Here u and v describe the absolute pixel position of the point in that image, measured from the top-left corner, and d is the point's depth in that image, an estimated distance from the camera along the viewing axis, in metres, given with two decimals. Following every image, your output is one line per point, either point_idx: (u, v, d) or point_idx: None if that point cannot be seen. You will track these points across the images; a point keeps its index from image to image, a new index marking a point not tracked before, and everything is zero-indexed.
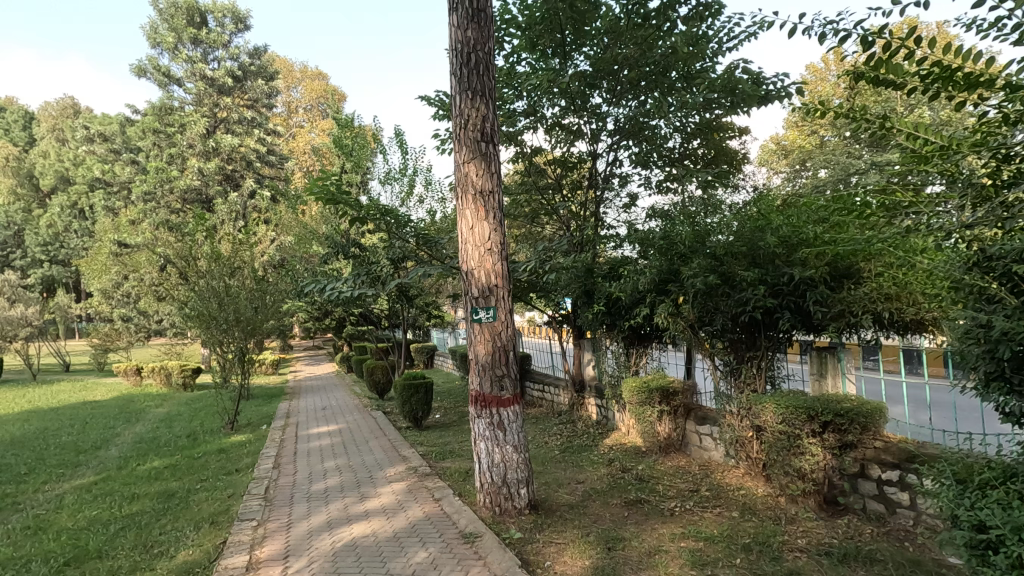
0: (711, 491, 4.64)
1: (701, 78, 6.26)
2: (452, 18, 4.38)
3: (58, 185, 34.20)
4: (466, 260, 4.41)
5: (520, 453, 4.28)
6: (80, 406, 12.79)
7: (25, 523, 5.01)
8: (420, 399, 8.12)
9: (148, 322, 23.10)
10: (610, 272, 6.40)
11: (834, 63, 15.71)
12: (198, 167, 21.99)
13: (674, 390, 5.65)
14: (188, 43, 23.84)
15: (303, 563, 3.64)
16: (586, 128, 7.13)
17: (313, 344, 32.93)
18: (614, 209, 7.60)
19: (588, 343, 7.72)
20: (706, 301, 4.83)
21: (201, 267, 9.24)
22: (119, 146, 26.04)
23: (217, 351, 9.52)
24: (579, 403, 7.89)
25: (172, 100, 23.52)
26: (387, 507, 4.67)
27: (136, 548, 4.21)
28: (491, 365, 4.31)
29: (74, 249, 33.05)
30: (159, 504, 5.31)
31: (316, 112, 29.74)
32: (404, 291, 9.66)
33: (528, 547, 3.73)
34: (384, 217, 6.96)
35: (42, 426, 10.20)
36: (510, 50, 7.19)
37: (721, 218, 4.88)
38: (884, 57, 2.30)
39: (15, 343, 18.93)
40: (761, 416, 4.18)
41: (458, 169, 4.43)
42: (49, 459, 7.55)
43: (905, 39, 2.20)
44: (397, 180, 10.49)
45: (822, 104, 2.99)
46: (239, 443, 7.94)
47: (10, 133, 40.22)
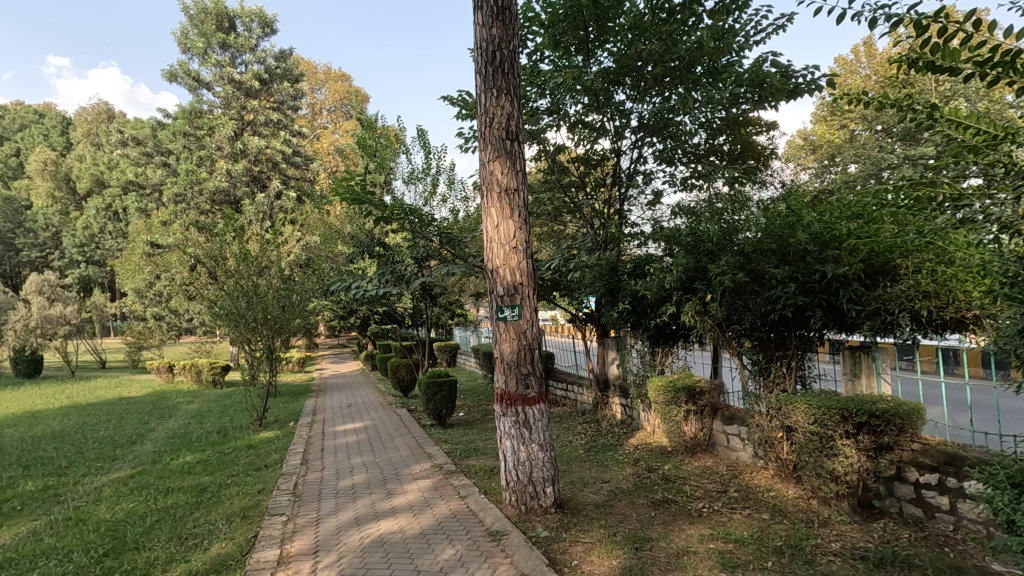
0: (740, 493, 4.56)
1: (728, 72, 6.15)
2: (477, 17, 4.39)
3: (93, 188, 35.41)
4: (490, 259, 4.41)
5: (546, 452, 4.27)
6: (116, 402, 13.20)
7: (66, 515, 5.18)
8: (444, 398, 8.17)
9: (179, 321, 23.76)
10: (635, 270, 6.35)
11: (864, 55, 15.27)
12: (226, 169, 22.50)
13: (701, 390, 5.56)
14: (216, 47, 24.40)
15: (332, 558, 3.69)
16: (609, 125, 7.05)
17: (337, 343, 33.42)
18: (638, 207, 7.53)
19: (613, 342, 7.68)
20: (734, 298, 4.74)
21: (230, 267, 9.44)
22: (150, 149, 26.77)
23: (246, 349, 9.71)
24: (603, 403, 7.86)
25: (202, 104, 24.29)
26: (413, 504, 4.70)
27: (171, 540, 4.32)
28: (516, 364, 4.30)
29: (109, 251, 34.08)
30: (192, 497, 5.45)
31: (339, 113, 30.09)
32: (428, 290, 9.74)
33: (555, 546, 3.72)
34: (408, 217, 7.01)
35: (82, 421, 10.57)
36: (533, 48, 7.16)
37: (749, 216, 4.80)
38: (939, 42, 2.19)
39: (55, 341, 19.61)
40: (792, 416, 4.09)
41: (483, 167, 4.44)
42: (88, 453, 7.80)
43: (964, 22, 2.09)
44: (420, 180, 10.55)
45: (853, 96, 2.89)
46: (267, 439, 8.10)
47: (48, 138, 41.65)
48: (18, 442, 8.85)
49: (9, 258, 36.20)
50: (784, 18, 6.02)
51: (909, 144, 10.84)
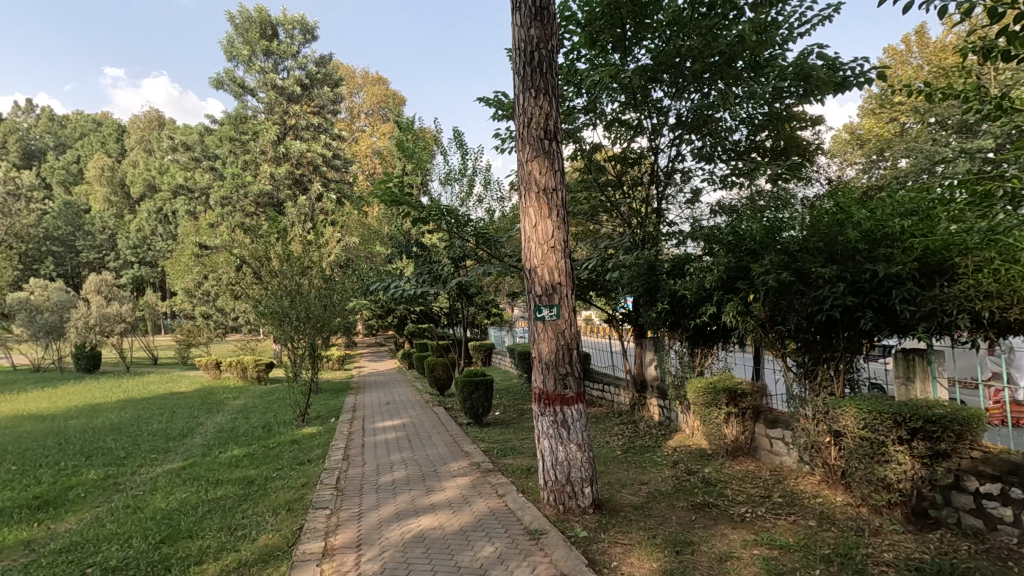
0: (785, 498, 4.43)
1: (771, 66, 6.00)
2: (515, 18, 4.41)
3: (146, 192, 37.17)
4: (528, 258, 4.43)
5: (584, 452, 4.26)
6: (168, 396, 13.83)
7: (125, 502, 5.47)
8: (481, 397, 8.22)
9: (225, 319, 24.67)
10: (673, 269, 6.25)
11: (916, 45, 14.60)
12: (270, 172, 23.24)
13: (743, 392, 5.42)
14: (260, 54, 25.26)
15: (375, 552, 3.77)
16: (646, 123, 6.98)
17: (375, 342, 34.09)
18: (677, 205, 7.41)
19: (650, 342, 7.60)
20: (778, 299, 4.59)
21: (274, 267, 9.75)
22: (199, 154, 27.91)
23: (289, 346, 10.01)
24: (640, 403, 7.79)
25: (247, 109, 25.18)
26: (452, 501, 4.75)
27: (222, 529, 4.50)
28: (555, 364, 4.30)
29: (160, 252, 35.57)
30: (240, 489, 5.66)
31: (377, 116, 30.64)
32: (464, 290, 9.84)
33: (594, 547, 3.70)
34: (445, 217, 7.12)
35: (137, 414, 11.11)
36: (570, 47, 7.15)
37: (795, 214, 4.70)
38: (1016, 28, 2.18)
39: (112, 337, 20.68)
40: (840, 421, 3.96)
41: (521, 167, 4.46)
42: (144, 445, 8.20)
43: None
44: (456, 180, 10.66)
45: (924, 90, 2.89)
46: (310, 435, 8.33)
47: (105, 146, 43.92)
48: (81, 433, 9.38)
49: (70, 258, 38.30)
50: (830, 8, 5.83)
51: (966, 137, 10.30)
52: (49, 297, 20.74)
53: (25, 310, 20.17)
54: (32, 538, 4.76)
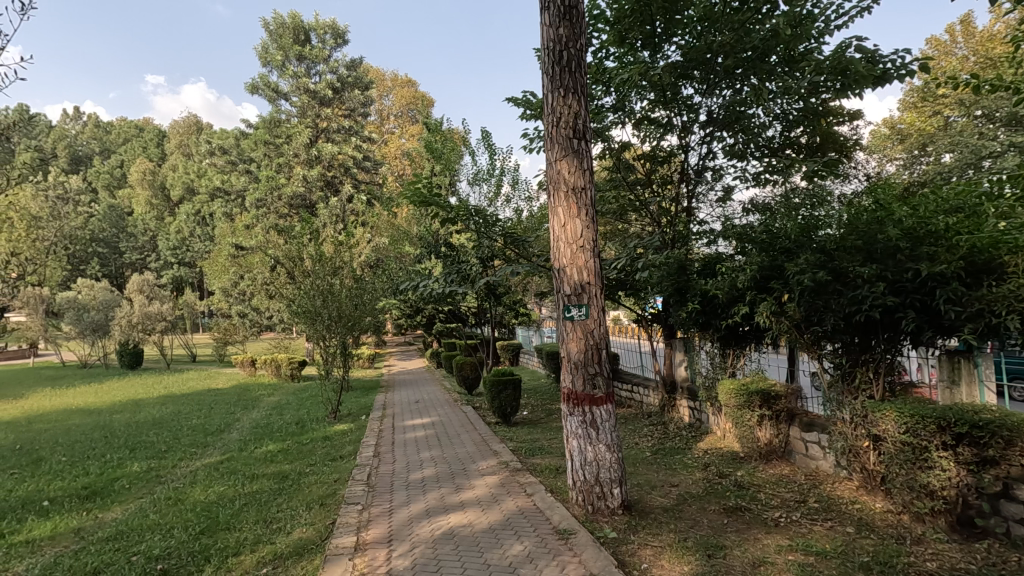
0: (821, 503, 4.32)
1: (807, 59, 5.84)
2: (544, 18, 4.41)
3: (185, 196, 38.43)
4: (557, 258, 4.42)
5: (613, 452, 4.23)
6: (206, 393, 14.27)
7: (167, 494, 5.67)
8: (509, 396, 8.24)
9: (260, 318, 25.30)
10: (704, 269, 6.15)
11: (961, 34, 14.01)
12: (302, 175, 23.79)
13: (777, 394, 5.31)
14: (293, 59, 25.86)
15: (406, 548, 3.83)
16: (676, 120, 6.90)
17: (403, 341, 34.48)
18: (708, 204, 7.30)
19: (680, 342, 7.50)
20: (814, 299, 4.47)
21: (307, 267, 9.97)
22: (235, 157, 28.73)
23: (320, 345, 10.21)
24: (670, 405, 7.70)
25: (281, 113, 25.80)
26: (481, 499, 4.79)
27: (258, 522, 4.63)
28: (583, 364, 4.28)
29: (198, 253, 36.68)
30: (275, 483, 5.80)
31: (406, 118, 30.98)
32: (492, 290, 9.87)
33: (623, 548, 3.67)
34: (473, 217, 7.17)
35: (177, 409, 11.51)
36: (599, 46, 7.11)
37: (831, 211, 4.60)
38: None
39: (154, 335, 21.47)
40: (880, 425, 3.87)
41: (550, 167, 4.45)
42: (184, 439, 8.50)
43: None
44: (485, 180, 10.71)
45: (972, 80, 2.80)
46: (342, 431, 8.49)
47: (146, 151, 45.58)
48: (125, 427, 9.76)
49: (114, 259, 39.88)
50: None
51: (1016, 129, 9.81)
52: (95, 296, 21.63)
53: (72, 309, 21.08)
54: (81, 526, 4.98)
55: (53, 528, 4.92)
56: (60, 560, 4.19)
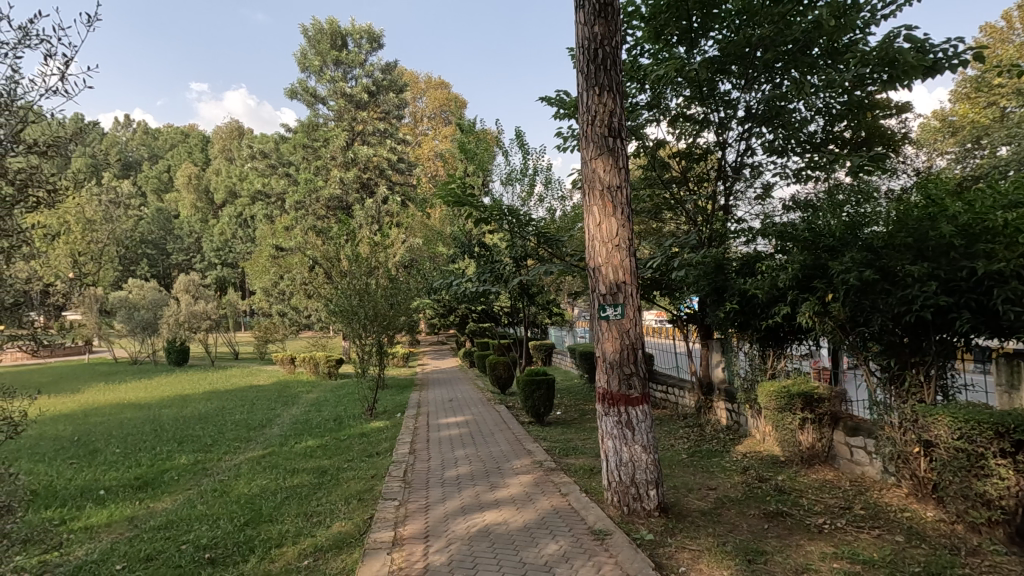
0: (868, 511, 4.17)
1: (851, 51, 5.65)
2: (579, 16, 4.39)
3: (228, 199, 39.78)
4: (592, 257, 4.39)
5: (650, 453, 4.18)
6: (248, 389, 14.76)
7: (213, 486, 5.90)
8: (543, 396, 8.23)
9: (299, 317, 25.98)
10: (743, 267, 6.02)
11: (1021, 20, 13.26)
12: (339, 177, 24.36)
13: (820, 397, 5.15)
14: (330, 64, 26.50)
15: (442, 544, 3.87)
16: (713, 116, 6.77)
17: (437, 340, 34.83)
18: (746, 201, 7.14)
19: (717, 343, 7.35)
20: (860, 298, 4.31)
21: (344, 268, 10.20)
22: (275, 161, 29.61)
23: (357, 343, 10.42)
24: (707, 406, 7.55)
25: (318, 117, 26.47)
26: (516, 498, 4.80)
27: (299, 515, 4.76)
28: (619, 364, 4.24)
29: (240, 253, 37.90)
30: (314, 478, 5.96)
31: (439, 120, 31.30)
32: (526, 289, 9.88)
33: (661, 551, 3.63)
34: (506, 217, 7.18)
35: (222, 405, 11.95)
36: (633, 43, 7.05)
37: (879, 208, 4.44)
38: None
39: (200, 333, 22.31)
40: (932, 430, 3.71)
41: (585, 166, 4.43)
42: (228, 433, 8.81)
43: None
44: (518, 180, 10.73)
45: None
46: (378, 428, 8.65)
47: (192, 156, 47.44)
48: (174, 421, 10.18)
49: (162, 260, 41.65)
50: None
51: None
52: (145, 296, 22.65)
53: (124, 308, 22.11)
54: (135, 515, 5.22)
55: (110, 516, 5.18)
56: (116, 546, 4.40)
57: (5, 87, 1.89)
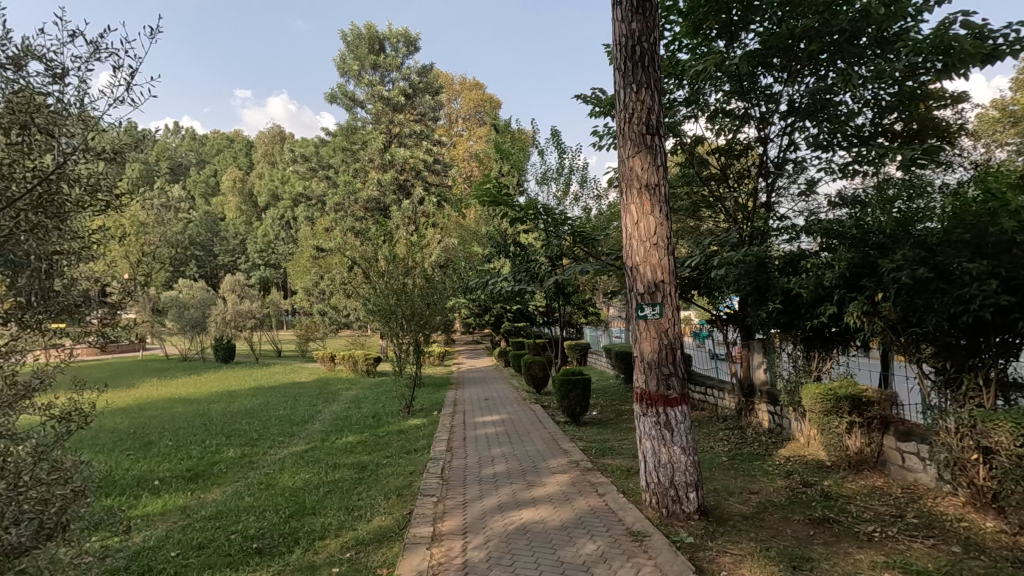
0: (921, 519, 3.99)
1: (903, 40, 5.44)
2: (616, 13, 4.35)
3: (271, 202, 41.12)
4: (630, 256, 4.35)
5: (689, 455, 4.12)
6: (291, 385, 15.22)
7: (260, 479, 6.11)
8: (578, 396, 8.19)
9: (338, 316, 26.61)
10: (785, 266, 5.86)
11: None
12: (377, 179, 24.89)
13: (869, 400, 4.97)
14: (369, 69, 27.08)
15: (480, 540, 3.91)
16: (754, 111, 6.62)
17: (471, 340, 35.09)
18: (789, 198, 6.95)
19: (759, 344, 7.17)
20: (913, 298, 4.13)
21: (382, 268, 10.41)
22: (315, 164, 30.45)
23: (394, 341, 10.60)
24: (748, 409, 7.37)
25: (357, 121, 27.08)
26: (553, 497, 4.80)
27: (342, 509, 4.89)
28: (657, 364, 4.20)
29: (282, 255, 39.08)
30: (355, 473, 6.11)
31: (474, 120, 31.46)
32: (562, 289, 9.88)
33: (701, 554, 3.57)
34: (542, 216, 7.18)
35: (266, 400, 12.37)
36: (671, 38, 6.96)
37: (933, 203, 4.25)
38: None
39: (246, 331, 23.17)
40: (992, 437, 3.53)
41: (622, 164, 4.40)
42: (273, 428, 9.11)
43: None
44: (553, 179, 10.72)
45: None
46: (415, 426, 8.80)
47: (237, 160, 49.28)
48: (221, 415, 10.59)
49: (209, 261, 43.36)
50: None
51: None
52: (194, 295, 23.71)
53: (175, 306, 23.11)
54: (187, 505, 5.46)
55: (164, 505, 5.44)
56: (170, 534, 4.62)
57: (77, 100, 2.00)
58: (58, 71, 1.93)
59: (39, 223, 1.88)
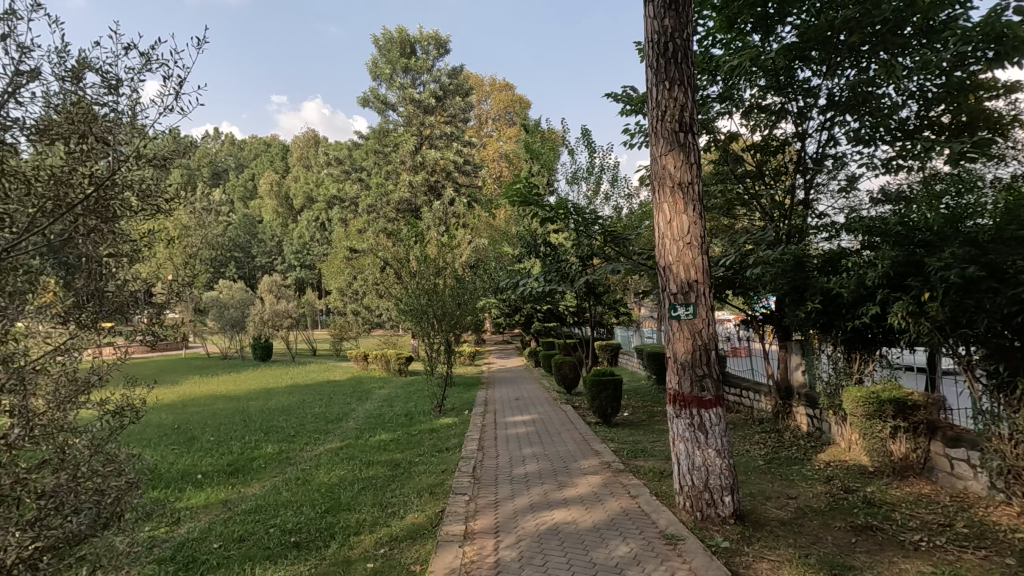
0: (972, 529, 3.82)
1: (951, 29, 5.21)
2: (648, 10, 4.30)
3: (306, 204, 42.10)
4: (663, 255, 4.29)
5: (724, 458, 4.04)
6: (326, 384, 15.56)
7: (296, 475, 6.27)
8: (610, 397, 8.12)
9: (370, 316, 27.07)
10: (824, 266, 5.70)
11: None
12: (408, 180, 25.21)
13: (914, 405, 4.78)
14: (400, 72, 27.44)
15: (512, 540, 3.92)
16: (791, 106, 6.45)
17: (502, 340, 35.20)
18: (828, 195, 6.74)
19: (797, 345, 6.98)
20: (962, 298, 3.96)
21: (413, 268, 10.53)
22: (348, 167, 31.05)
23: (426, 341, 10.70)
24: (785, 412, 7.18)
25: (389, 123, 27.49)
26: (585, 498, 4.78)
27: (375, 505, 4.97)
28: (691, 365, 4.13)
29: (316, 256, 39.95)
30: (389, 471, 6.20)
31: (504, 121, 31.56)
32: (592, 288, 9.83)
33: (737, 559, 3.50)
34: (573, 216, 7.15)
35: (302, 398, 12.67)
36: (705, 33, 6.84)
37: (983, 197, 4.10)
38: None
39: (283, 330, 23.80)
40: None
41: (654, 162, 4.34)
42: (308, 426, 9.33)
43: None
44: (584, 179, 10.67)
45: None
46: (447, 425, 8.88)
47: (274, 164, 50.64)
48: (259, 412, 10.89)
49: (248, 262, 44.69)
50: None
51: None
52: (234, 295, 24.46)
53: (215, 306, 23.90)
54: (228, 498, 5.64)
55: (207, 498, 5.63)
56: (213, 526, 4.78)
57: (129, 109, 2.10)
58: (112, 82, 2.02)
59: (95, 227, 1.98)
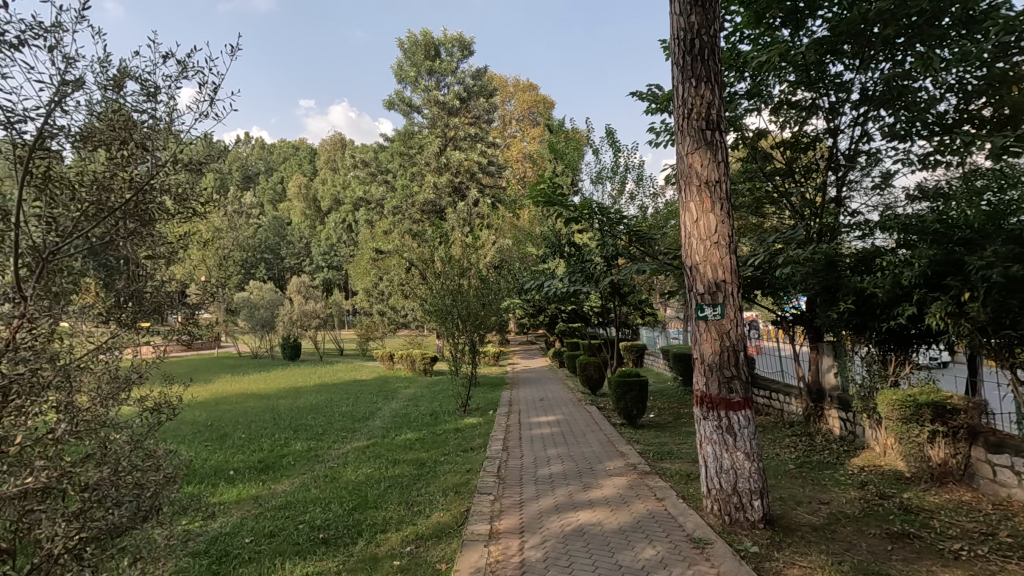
0: (1016, 539, 3.67)
1: (992, 18, 5.02)
2: (673, 7, 4.26)
3: (333, 206, 42.77)
4: (690, 255, 4.23)
5: (753, 461, 3.97)
6: (353, 383, 15.78)
7: (325, 472, 6.37)
8: (635, 398, 8.05)
9: (396, 316, 27.36)
10: (858, 265, 5.54)
11: None
12: (433, 182, 25.39)
13: (954, 409, 4.61)
14: (425, 74, 27.66)
15: (537, 540, 3.92)
16: (822, 101, 6.29)
17: (526, 340, 35.18)
18: (861, 192, 6.55)
19: (828, 346, 6.81)
20: (1006, 298, 3.82)
21: (438, 269, 10.61)
22: (374, 169, 31.43)
23: (450, 341, 10.76)
24: (817, 414, 7.01)
25: (414, 125, 27.75)
26: (610, 499, 4.75)
27: (401, 504, 5.03)
28: (719, 366, 4.06)
29: (343, 257, 40.55)
30: (414, 470, 6.26)
31: (528, 121, 31.54)
32: (617, 289, 9.76)
33: (767, 565, 3.43)
34: (598, 216, 7.11)
35: (330, 397, 12.89)
36: (732, 29, 6.73)
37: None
38: None
39: (311, 330, 24.21)
40: None
41: (680, 161, 4.28)
42: (336, 424, 9.47)
43: None
44: (608, 178, 10.59)
45: None
46: (472, 424, 8.92)
47: (302, 167, 51.61)
48: (289, 411, 11.11)
49: (277, 263, 45.62)
50: None
51: None
52: (263, 296, 24.99)
53: (246, 307, 24.47)
54: (259, 495, 5.77)
55: (239, 494, 5.77)
56: (245, 522, 4.90)
57: (166, 115, 2.17)
58: (151, 90, 2.09)
59: (135, 230, 2.05)
